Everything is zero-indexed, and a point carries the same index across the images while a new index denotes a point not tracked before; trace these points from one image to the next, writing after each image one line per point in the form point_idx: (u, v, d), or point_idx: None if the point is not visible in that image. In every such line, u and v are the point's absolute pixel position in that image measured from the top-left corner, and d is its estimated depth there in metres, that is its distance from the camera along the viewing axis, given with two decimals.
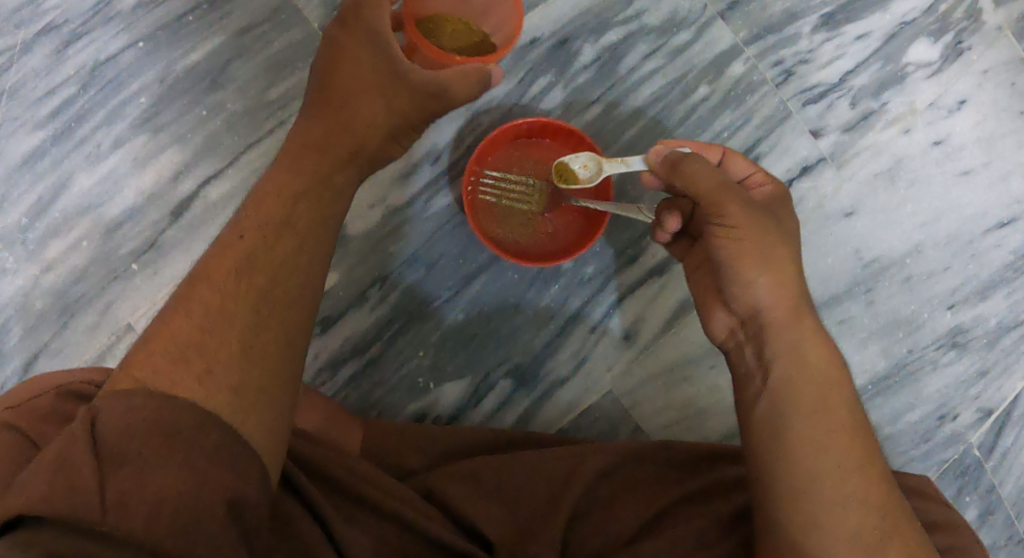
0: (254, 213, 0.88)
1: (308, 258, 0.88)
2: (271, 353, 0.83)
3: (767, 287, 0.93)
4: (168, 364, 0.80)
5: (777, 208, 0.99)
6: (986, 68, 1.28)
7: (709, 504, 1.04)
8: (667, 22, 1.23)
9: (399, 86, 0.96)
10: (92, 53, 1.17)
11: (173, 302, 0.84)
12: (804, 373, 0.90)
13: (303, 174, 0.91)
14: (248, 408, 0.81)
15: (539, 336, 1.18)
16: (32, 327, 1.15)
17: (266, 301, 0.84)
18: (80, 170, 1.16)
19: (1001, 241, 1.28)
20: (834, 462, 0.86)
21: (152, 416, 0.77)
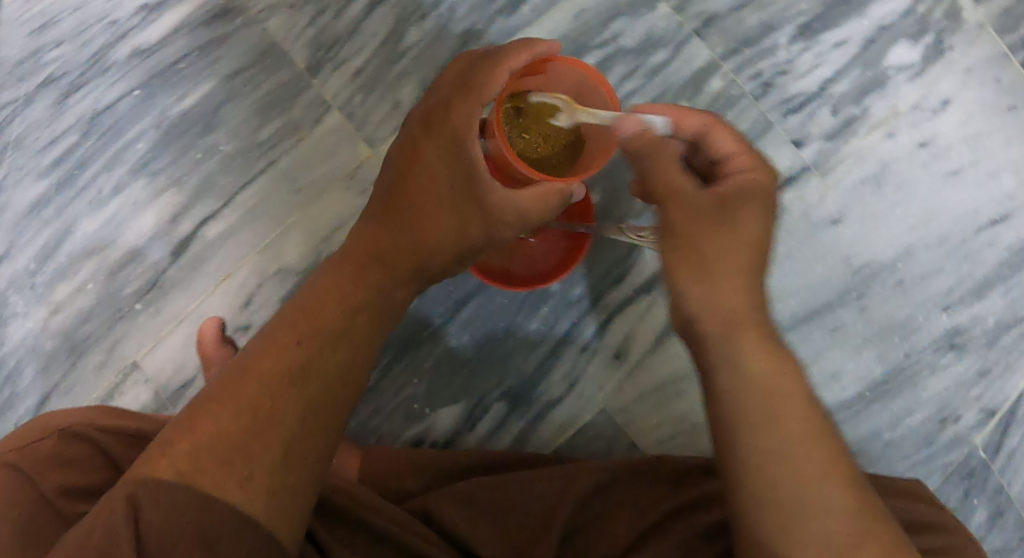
0: (309, 320, 0.92)
1: (355, 375, 0.92)
2: (310, 462, 0.87)
3: (712, 295, 0.95)
4: (212, 466, 0.84)
5: (739, 205, 0.96)
6: (970, 67, 1.28)
7: (698, 514, 1.06)
8: (644, 42, 1.25)
9: (475, 211, 0.98)
10: (90, 103, 1.22)
11: (220, 393, 0.88)
12: (755, 384, 0.91)
13: (361, 288, 0.95)
14: (282, 507, 0.85)
15: (530, 358, 1.20)
16: (43, 368, 1.20)
17: (318, 412, 0.89)
18: (83, 216, 1.21)
19: (994, 239, 1.27)
20: (795, 470, 0.87)
21: (194, 518, 0.82)
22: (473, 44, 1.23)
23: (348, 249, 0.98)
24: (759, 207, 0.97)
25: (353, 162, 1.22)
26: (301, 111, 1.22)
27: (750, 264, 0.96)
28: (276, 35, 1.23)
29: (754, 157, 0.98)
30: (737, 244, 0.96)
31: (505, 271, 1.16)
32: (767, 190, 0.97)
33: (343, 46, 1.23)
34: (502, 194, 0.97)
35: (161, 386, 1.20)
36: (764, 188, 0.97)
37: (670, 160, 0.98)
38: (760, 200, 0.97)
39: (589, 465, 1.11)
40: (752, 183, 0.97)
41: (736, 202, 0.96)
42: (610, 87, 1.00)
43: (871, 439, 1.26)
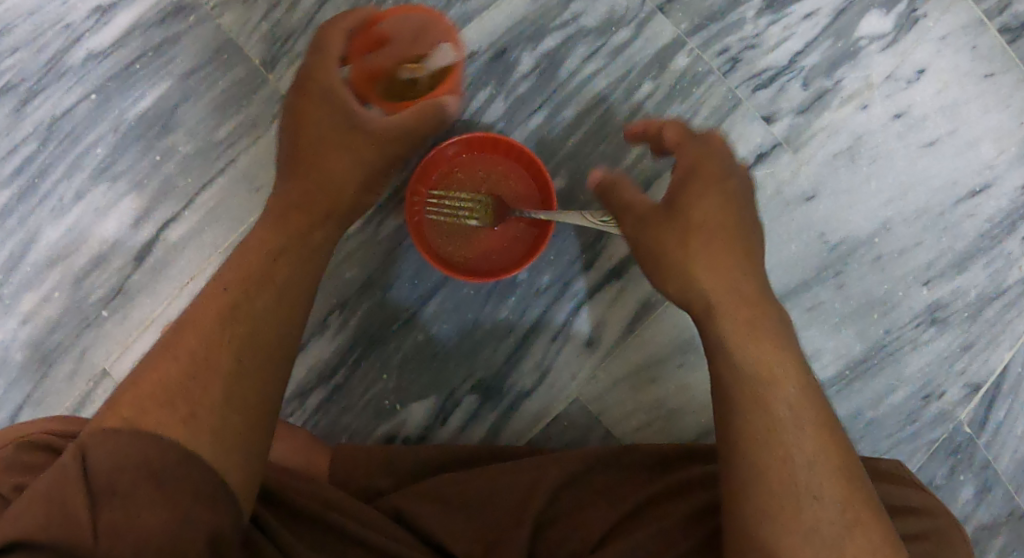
0: (236, 268, 0.90)
1: (286, 312, 0.90)
2: (251, 400, 0.85)
3: (688, 288, 0.97)
4: (155, 407, 0.82)
5: (684, 195, 0.99)
6: (945, 34, 1.23)
7: (671, 505, 1.05)
8: (605, 22, 1.22)
9: (366, 141, 0.99)
10: (47, 110, 1.21)
11: (158, 349, 0.86)
12: (746, 370, 0.91)
13: (288, 237, 0.94)
14: (228, 449, 0.83)
15: (500, 349, 1.18)
16: (15, 378, 1.19)
17: (247, 349, 0.86)
18: (46, 224, 1.20)
19: (975, 210, 1.24)
20: (780, 459, 0.87)
21: (142, 456, 0.80)
22: None
23: (269, 208, 0.97)
24: (706, 188, 0.98)
25: None
26: (258, 108, 1.20)
27: (709, 247, 0.96)
28: (229, 32, 1.21)
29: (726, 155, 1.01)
30: (688, 235, 0.97)
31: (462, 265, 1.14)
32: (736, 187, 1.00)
33: (298, 39, 1.20)
34: (385, 123, 0.99)
35: None
36: (713, 160, 1.00)
37: (621, 196, 1.03)
38: (704, 179, 0.99)
39: (561, 457, 1.09)
40: (693, 158, 1.00)
41: (685, 191, 0.99)
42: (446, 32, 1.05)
43: (852, 418, 1.24)
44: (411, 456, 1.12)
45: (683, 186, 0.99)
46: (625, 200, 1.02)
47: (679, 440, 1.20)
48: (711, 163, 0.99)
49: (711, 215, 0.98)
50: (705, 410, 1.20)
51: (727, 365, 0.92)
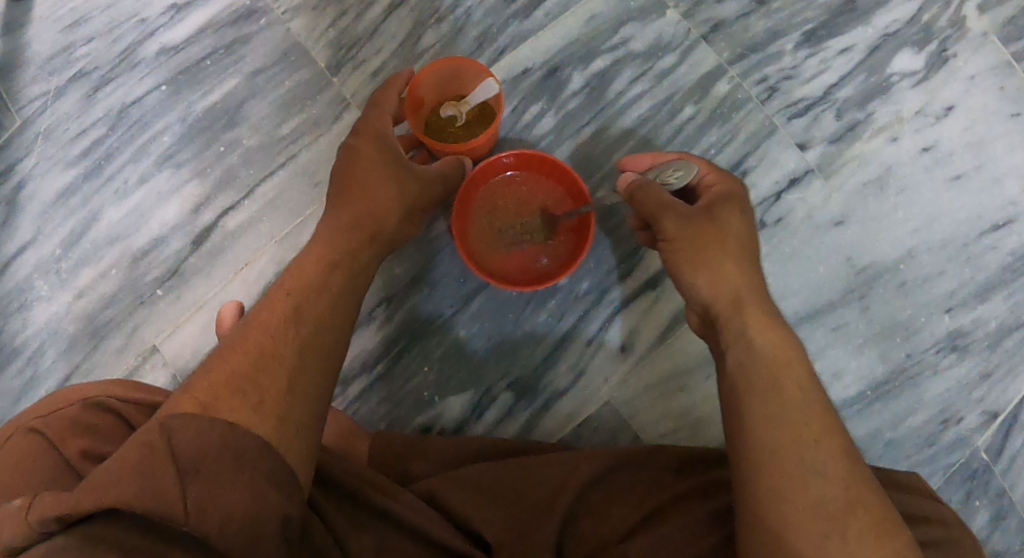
0: (295, 277, 0.99)
1: (341, 316, 0.98)
2: (312, 393, 0.93)
3: (716, 281, 1.01)
4: (227, 396, 0.89)
5: (717, 205, 1.05)
6: (974, 74, 1.30)
7: (698, 502, 1.07)
8: (653, 47, 1.29)
9: (410, 178, 1.08)
10: (119, 97, 1.28)
11: (224, 347, 0.93)
12: (759, 355, 0.95)
13: (345, 250, 1.02)
14: (292, 436, 0.90)
15: (537, 350, 1.23)
16: (66, 350, 1.25)
17: (307, 348, 0.94)
18: (109, 204, 1.26)
19: (997, 243, 1.29)
20: (789, 438, 0.90)
21: (222, 440, 0.86)
22: (487, 46, 1.28)
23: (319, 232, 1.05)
24: (735, 203, 1.06)
25: None
26: (321, 108, 1.27)
27: (741, 256, 1.03)
28: (298, 35, 1.28)
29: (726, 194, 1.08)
30: (716, 238, 1.03)
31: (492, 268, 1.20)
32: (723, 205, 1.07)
33: (363, 47, 1.27)
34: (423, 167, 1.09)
35: (179, 369, 1.24)
36: (733, 184, 1.08)
37: (658, 194, 1.05)
38: (733, 196, 1.07)
39: (592, 453, 1.12)
40: (722, 181, 1.08)
41: (716, 203, 1.06)
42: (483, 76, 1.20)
43: (873, 438, 1.27)
44: (446, 447, 1.16)
45: (714, 200, 1.06)
46: (666, 198, 1.04)
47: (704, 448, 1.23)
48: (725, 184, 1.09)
49: (739, 231, 1.04)
50: None
51: (744, 348, 0.96)
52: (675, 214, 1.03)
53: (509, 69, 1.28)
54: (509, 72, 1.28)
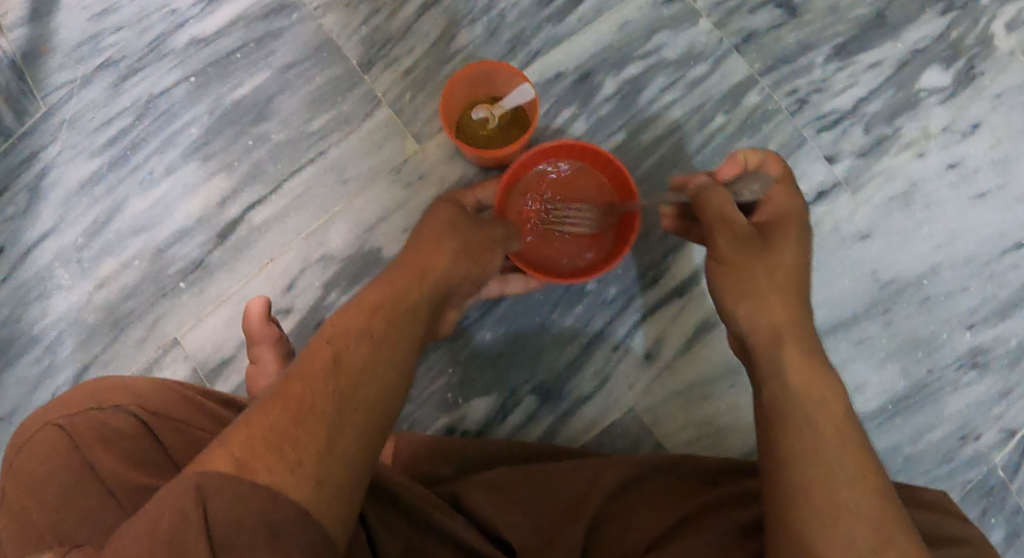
0: (338, 326, 0.99)
1: (384, 368, 0.97)
2: (353, 453, 0.91)
3: (758, 311, 1.01)
4: (264, 452, 0.88)
5: (776, 232, 1.05)
6: (1000, 92, 1.30)
7: (725, 514, 1.06)
8: (685, 55, 1.29)
9: (469, 234, 1.10)
10: (146, 87, 1.27)
11: (268, 398, 0.93)
12: (795, 393, 0.94)
13: (395, 299, 1.03)
14: (328, 497, 0.88)
15: (562, 355, 1.23)
16: (84, 340, 1.24)
17: (348, 403, 0.93)
18: (134, 195, 1.26)
19: (1020, 262, 1.29)
20: (822, 475, 0.89)
21: (258, 506, 0.86)
22: (520, 49, 1.28)
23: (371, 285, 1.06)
24: (794, 233, 1.05)
25: (401, 156, 1.25)
26: (351, 105, 1.26)
27: (784, 291, 1.02)
28: (330, 31, 1.27)
29: (794, 230, 1.06)
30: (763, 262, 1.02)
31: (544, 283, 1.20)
32: (794, 225, 1.06)
33: (395, 45, 1.27)
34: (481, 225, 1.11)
35: (199, 363, 1.23)
36: (798, 212, 1.07)
37: (721, 206, 1.03)
38: (793, 225, 1.06)
39: (619, 460, 1.12)
40: (790, 207, 1.07)
41: (775, 231, 1.05)
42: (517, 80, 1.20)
43: (891, 452, 1.28)
44: (473, 449, 1.16)
45: (775, 225, 1.06)
46: (727, 212, 1.03)
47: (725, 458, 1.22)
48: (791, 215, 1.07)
49: (793, 265, 1.04)
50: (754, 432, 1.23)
51: (781, 387, 0.95)
52: (731, 234, 1.03)
53: (541, 73, 1.28)
54: (541, 76, 1.28)
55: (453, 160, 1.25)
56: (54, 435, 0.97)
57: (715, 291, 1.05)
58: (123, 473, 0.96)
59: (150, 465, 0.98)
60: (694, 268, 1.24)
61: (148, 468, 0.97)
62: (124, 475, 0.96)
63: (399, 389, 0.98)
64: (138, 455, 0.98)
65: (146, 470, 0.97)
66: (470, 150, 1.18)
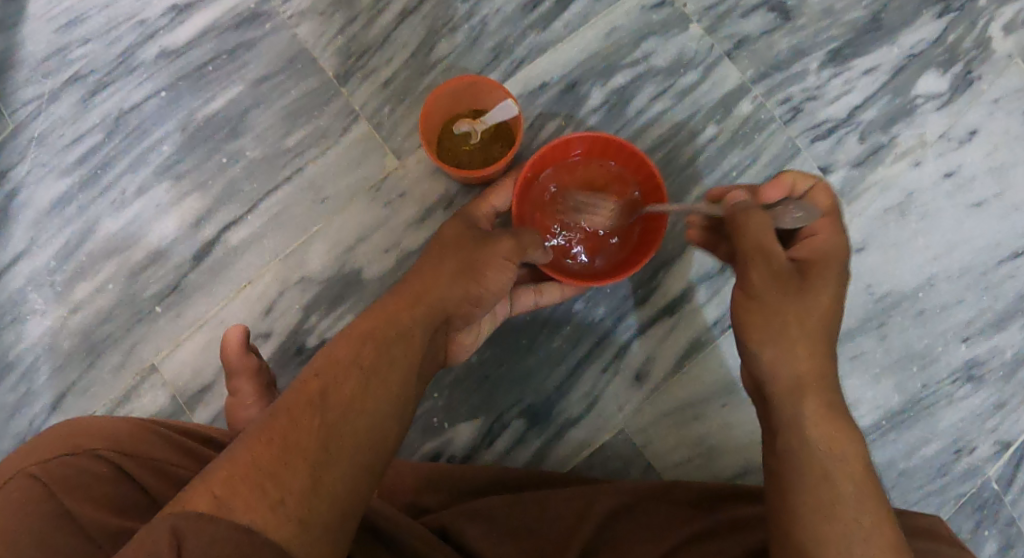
0: (331, 353, 0.91)
1: (377, 397, 0.89)
2: (341, 492, 0.84)
3: (784, 355, 0.97)
4: (245, 490, 0.81)
5: (816, 273, 1.01)
6: (998, 97, 1.26)
7: (730, 539, 1.03)
8: (674, 63, 1.25)
9: (475, 248, 1.02)
10: (116, 102, 1.22)
11: (254, 429, 0.86)
12: (812, 447, 0.93)
13: (391, 320, 0.95)
14: (312, 540, 0.81)
15: (551, 377, 1.21)
16: (59, 367, 1.19)
17: (336, 436, 0.85)
18: (106, 215, 1.21)
19: (1016, 272, 1.26)
20: (836, 532, 0.89)
21: (236, 550, 0.79)
22: (503, 58, 1.23)
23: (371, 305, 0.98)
24: (833, 276, 1.01)
25: (380, 173, 1.21)
26: (328, 119, 1.21)
27: (813, 337, 0.98)
28: (305, 42, 1.22)
29: (835, 269, 1.02)
30: (798, 298, 0.99)
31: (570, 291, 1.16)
32: (834, 264, 1.02)
33: (373, 56, 1.22)
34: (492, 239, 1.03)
35: (178, 390, 1.19)
36: (841, 252, 1.04)
37: (756, 237, 1.01)
38: (833, 267, 1.02)
39: (609, 489, 1.10)
40: (835, 245, 1.03)
41: (814, 271, 1.01)
42: (500, 94, 1.15)
43: (885, 468, 1.25)
44: (461, 477, 1.14)
45: (815, 264, 1.02)
46: (763, 244, 1.01)
47: (717, 478, 1.20)
48: (835, 256, 1.03)
49: (829, 309, 1.00)
50: (746, 451, 1.21)
51: (797, 440, 0.94)
52: (766, 268, 1.00)
53: (525, 82, 1.23)
54: (525, 86, 1.23)
55: (435, 176, 1.21)
56: (23, 484, 0.91)
57: (743, 330, 1.01)
58: (105, 521, 0.91)
59: (131, 510, 0.94)
60: (685, 285, 1.22)
61: (130, 514, 0.93)
62: (106, 522, 0.91)
63: (394, 420, 0.90)
64: (119, 500, 0.94)
65: (127, 516, 0.93)
66: (450, 169, 1.13)
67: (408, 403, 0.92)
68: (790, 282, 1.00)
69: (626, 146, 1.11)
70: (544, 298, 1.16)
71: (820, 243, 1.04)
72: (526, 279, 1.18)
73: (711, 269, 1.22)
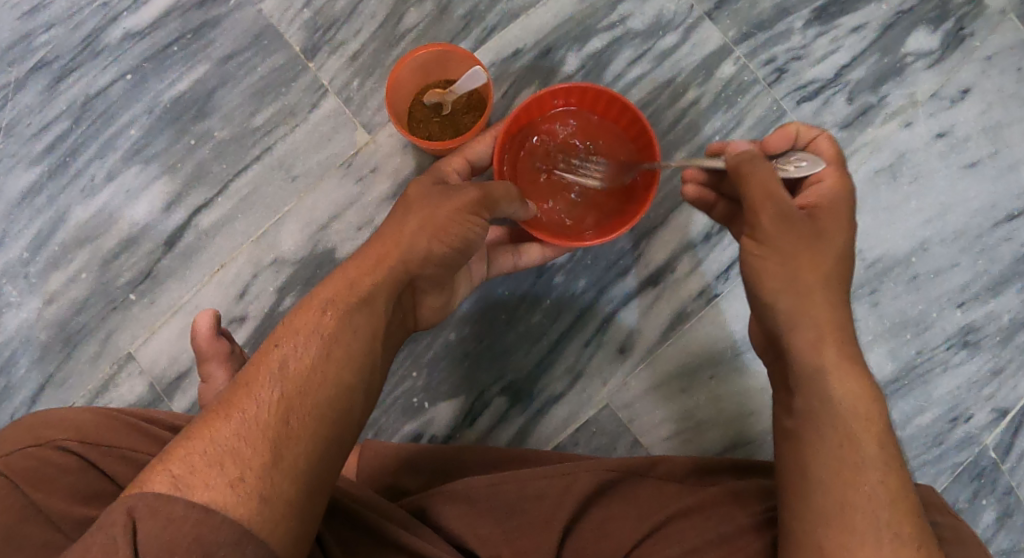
0: (290, 324, 0.89)
1: (337, 368, 0.86)
2: (304, 467, 0.82)
3: (799, 309, 0.93)
4: (203, 469, 0.79)
5: (824, 218, 0.96)
6: (991, 54, 1.22)
7: (720, 513, 0.99)
8: (653, 25, 1.21)
9: (438, 204, 0.98)
10: (82, 87, 1.19)
11: (214, 406, 0.84)
12: (835, 405, 0.89)
13: (351, 288, 0.91)
14: (275, 516, 0.79)
15: (531, 353, 1.19)
16: (37, 358, 1.17)
17: (296, 411, 0.83)
18: (76, 204, 1.19)
19: (1012, 234, 1.22)
20: (863, 497, 0.85)
21: (192, 530, 0.76)
22: (474, 25, 1.19)
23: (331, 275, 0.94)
24: (844, 221, 0.96)
25: (351, 149, 1.18)
26: (297, 95, 1.19)
27: (832, 288, 0.94)
28: (270, 17, 1.19)
29: (842, 217, 0.97)
30: (812, 245, 0.94)
31: (552, 252, 1.13)
32: (839, 209, 0.97)
33: (341, 29, 1.19)
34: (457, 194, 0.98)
35: (156, 378, 1.17)
36: (849, 199, 0.98)
37: (765, 179, 0.96)
38: (843, 213, 0.97)
39: (592, 464, 1.05)
40: (843, 191, 0.97)
41: (824, 214, 0.97)
42: (468, 56, 1.12)
43: None
44: (441, 454, 1.11)
45: (824, 209, 0.97)
46: (771, 185, 0.95)
47: (706, 452, 1.17)
48: (841, 204, 0.97)
49: (842, 255, 0.96)
50: (735, 424, 1.18)
51: (822, 400, 0.89)
52: (778, 211, 0.95)
53: (498, 51, 1.20)
54: (498, 54, 1.20)
55: (407, 151, 1.18)
56: None
57: (755, 281, 0.96)
58: (72, 511, 0.90)
59: (99, 499, 0.93)
60: (668, 255, 1.19)
61: (98, 503, 0.93)
62: (73, 511, 0.90)
63: (358, 390, 0.87)
64: (85, 489, 0.93)
65: (95, 505, 0.92)
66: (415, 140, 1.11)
67: (372, 374, 0.89)
68: (800, 227, 0.95)
69: (591, 87, 1.08)
70: (523, 258, 1.13)
71: (827, 186, 0.98)
72: (506, 238, 1.15)
73: (693, 239, 1.19)
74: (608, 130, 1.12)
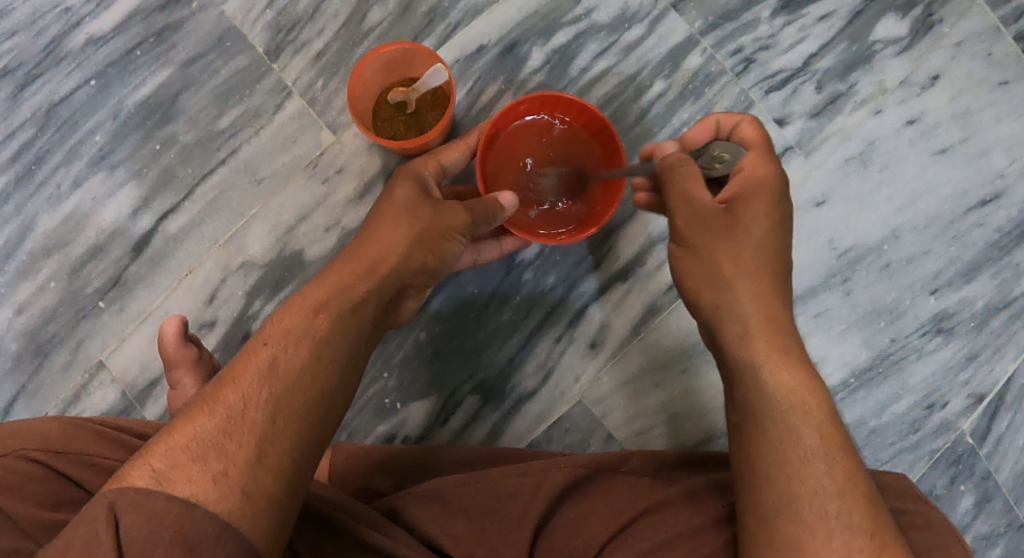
0: (278, 321, 0.87)
1: (325, 369, 0.86)
2: (286, 465, 0.81)
3: (724, 299, 0.94)
4: (186, 463, 0.79)
5: (742, 212, 0.95)
6: (960, 40, 1.21)
7: (690, 506, 0.99)
8: (618, 18, 1.20)
9: (424, 210, 0.98)
10: (45, 95, 1.18)
11: (198, 401, 0.83)
12: (769, 397, 0.89)
13: (340, 288, 0.90)
14: (257, 510, 0.79)
15: (503, 350, 1.18)
16: (8, 369, 1.17)
17: (281, 408, 0.83)
18: (43, 212, 1.18)
19: (984, 220, 1.22)
20: (808, 487, 0.85)
21: (175, 524, 0.75)
22: (438, 22, 1.19)
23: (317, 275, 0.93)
24: (764, 209, 0.95)
25: (317, 149, 1.18)
26: (261, 96, 1.18)
27: (755, 275, 0.94)
28: (233, 19, 1.18)
29: (763, 205, 0.95)
30: (732, 245, 0.95)
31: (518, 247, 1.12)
32: (762, 194, 0.95)
33: (304, 29, 1.18)
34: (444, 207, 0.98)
35: (127, 386, 1.17)
36: (773, 185, 0.95)
37: (681, 183, 0.96)
38: (763, 201, 0.95)
39: (564, 462, 1.05)
40: (763, 178, 0.95)
41: (742, 206, 0.95)
42: (427, 50, 1.11)
43: (855, 427, 1.21)
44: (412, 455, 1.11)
45: (742, 199, 0.95)
46: (688, 190, 0.96)
47: (681, 445, 1.17)
48: (762, 195, 0.95)
49: (761, 245, 0.95)
50: (709, 416, 1.18)
51: (755, 391, 0.89)
52: (688, 213, 0.96)
53: (462, 47, 1.19)
54: (462, 50, 1.19)
55: (373, 152, 1.18)
56: None
57: (681, 280, 0.99)
58: (41, 515, 0.90)
59: (68, 505, 0.92)
60: (637, 249, 1.18)
61: (67, 509, 0.92)
62: (41, 516, 0.90)
63: (342, 391, 0.87)
64: (54, 497, 0.92)
65: (64, 510, 0.92)
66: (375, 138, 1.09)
67: (355, 375, 0.89)
68: (715, 227, 0.95)
69: (562, 96, 1.07)
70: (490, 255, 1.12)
71: (745, 175, 0.96)
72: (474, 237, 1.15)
73: (662, 232, 1.18)
74: (580, 138, 1.12)
